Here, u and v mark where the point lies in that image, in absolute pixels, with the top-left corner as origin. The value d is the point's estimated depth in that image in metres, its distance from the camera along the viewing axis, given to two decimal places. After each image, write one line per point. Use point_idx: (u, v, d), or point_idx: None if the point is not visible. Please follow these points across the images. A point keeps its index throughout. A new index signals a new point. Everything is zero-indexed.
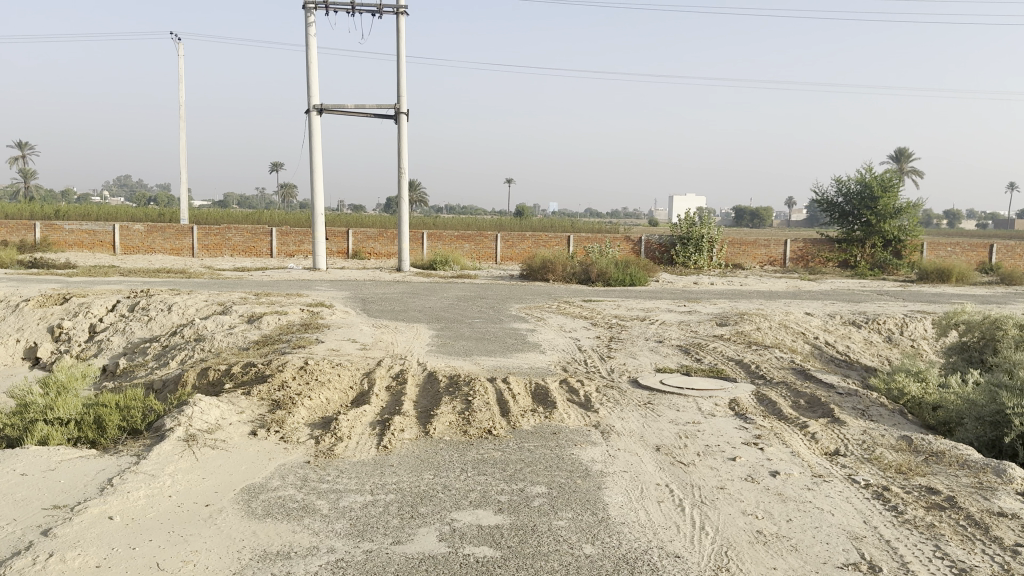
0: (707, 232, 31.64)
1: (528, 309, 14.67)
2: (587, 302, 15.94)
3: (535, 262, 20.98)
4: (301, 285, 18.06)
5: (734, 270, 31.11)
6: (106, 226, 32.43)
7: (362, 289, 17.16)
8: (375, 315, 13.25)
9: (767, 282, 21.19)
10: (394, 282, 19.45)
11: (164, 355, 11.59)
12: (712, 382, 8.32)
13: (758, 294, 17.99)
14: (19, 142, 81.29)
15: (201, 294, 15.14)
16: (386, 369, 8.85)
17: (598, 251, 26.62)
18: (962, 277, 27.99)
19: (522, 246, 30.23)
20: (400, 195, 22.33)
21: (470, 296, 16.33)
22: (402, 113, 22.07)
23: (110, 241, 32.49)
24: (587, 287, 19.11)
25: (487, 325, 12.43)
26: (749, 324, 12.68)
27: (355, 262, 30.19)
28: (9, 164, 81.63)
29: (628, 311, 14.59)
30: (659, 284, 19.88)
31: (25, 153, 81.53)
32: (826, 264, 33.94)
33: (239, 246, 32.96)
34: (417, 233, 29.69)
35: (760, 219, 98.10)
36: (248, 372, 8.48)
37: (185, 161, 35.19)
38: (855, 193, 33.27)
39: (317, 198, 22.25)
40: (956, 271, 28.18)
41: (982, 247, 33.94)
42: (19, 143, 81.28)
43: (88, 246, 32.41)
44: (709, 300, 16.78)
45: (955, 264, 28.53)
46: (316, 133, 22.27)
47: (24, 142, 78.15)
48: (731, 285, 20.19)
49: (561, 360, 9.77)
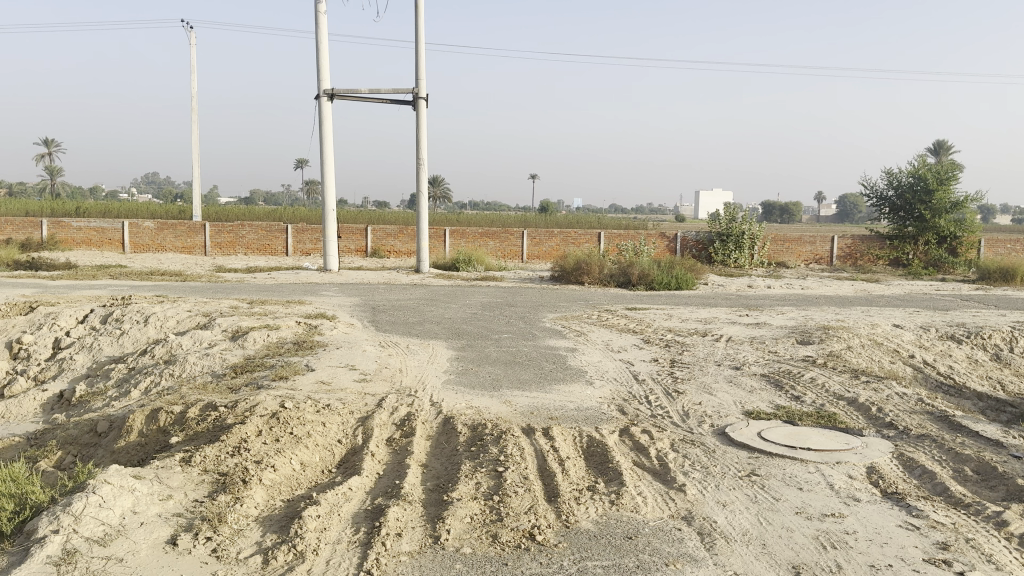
0: (749, 228, 29.21)
1: (565, 321, 12.50)
2: (632, 311, 13.75)
3: (568, 262, 18.77)
4: (307, 289, 16.05)
5: (777, 270, 28.66)
6: (115, 224, 30.72)
7: (374, 296, 15.05)
8: (386, 330, 11.17)
9: (830, 285, 18.75)
10: (411, 286, 17.34)
11: (127, 381, 9.57)
12: (831, 439, 6.09)
13: (827, 302, 15.64)
14: (44, 141, 81.20)
15: (187, 302, 13.12)
16: (389, 413, 6.71)
17: (633, 250, 24.34)
18: None
19: (550, 244, 28.02)
20: (419, 189, 20.24)
21: (496, 304, 14.15)
22: (421, 97, 19.96)
23: (119, 239, 30.77)
24: (628, 292, 16.89)
25: (517, 343, 10.26)
26: (837, 343, 10.40)
27: (373, 262, 28.22)
28: (35, 161, 81.47)
29: (683, 323, 12.33)
30: (708, 288, 17.59)
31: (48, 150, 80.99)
32: (875, 263, 31.32)
33: (252, 245, 31.11)
34: (437, 230, 27.65)
35: (791, 215, 94.69)
36: (205, 419, 6.38)
37: (197, 156, 33.44)
38: (908, 186, 30.68)
39: (329, 192, 20.27)
40: None
41: None
42: (44, 142, 81.15)
43: (96, 244, 30.74)
44: (772, 308, 14.45)
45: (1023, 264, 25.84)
46: (327, 120, 20.28)
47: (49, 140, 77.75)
48: (790, 289, 17.80)
49: (616, 397, 7.58)
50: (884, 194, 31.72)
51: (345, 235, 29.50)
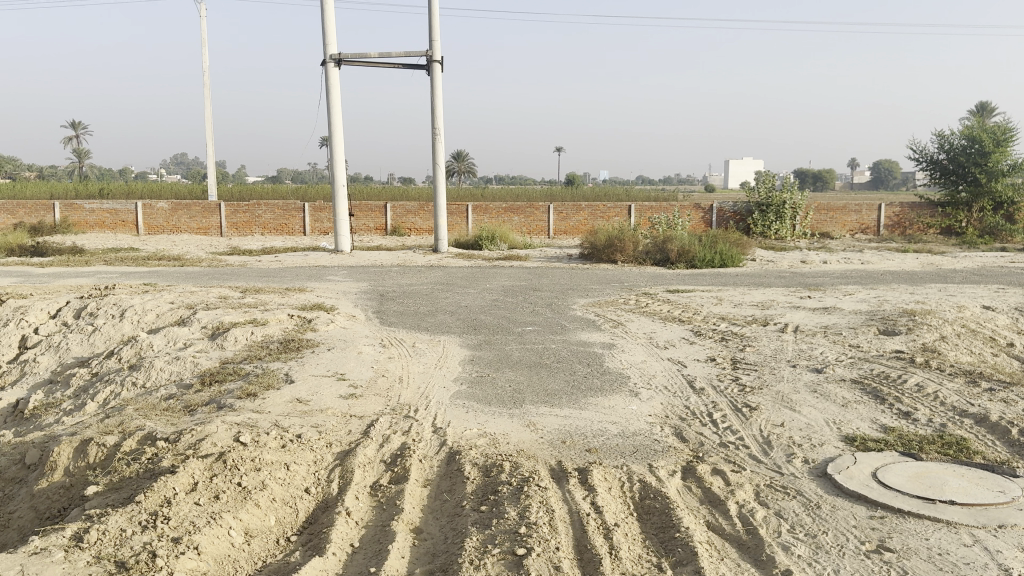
0: (790, 197, 27.19)
1: (599, 308, 10.87)
2: (675, 294, 12.08)
3: (599, 238, 17.03)
4: (312, 273, 14.57)
5: (822, 242, 26.62)
6: (128, 205, 29.53)
7: (385, 280, 13.53)
8: (392, 323, 9.64)
9: (892, 259, 16.81)
10: (428, 268, 15.81)
11: (87, 389, 8.16)
12: (977, 485, 4.42)
13: (894, 280, 13.81)
14: (70, 124, 81.12)
15: (174, 292, 11.69)
16: (377, 444, 5.16)
17: (666, 223, 22.52)
18: None
19: (578, 218, 26.31)
20: (437, 163, 18.63)
21: (519, 289, 12.54)
22: (435, 61, 18.25)
23: (133, 221, 29.59)
24: (666, 271, 15.20)
25: (544, 338, 8.66)
26: (929, 333, 8.64)
27: (393, 240, 26.74)
28: (64, 144, 81.73)
29: (737, 309, 10.62)
30: (755, 265, 15.81)
31: (75, 133, 80.81)
32: (925, 232, 28.97)
33: (269, 225, 29.74)
34: (459, 207, 26.05)
35: (824, 182, 91.28)
36: (137, 461, 4.90)
37: (211, 133, 32.05)
38: (960, 149, 28.38)
39: (340, 168, 18.77)
40: None
41: None
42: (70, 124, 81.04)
43: (110, 226, 29.57)
44: (834, 289, 12.66)
45: None
46: (334, 88, 18.68)
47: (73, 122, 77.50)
48: (848, 265, 15.91)
49: (670, 414, 5.96)
50: (934, 158, 29.38)
51: (363, 212, 28.05)
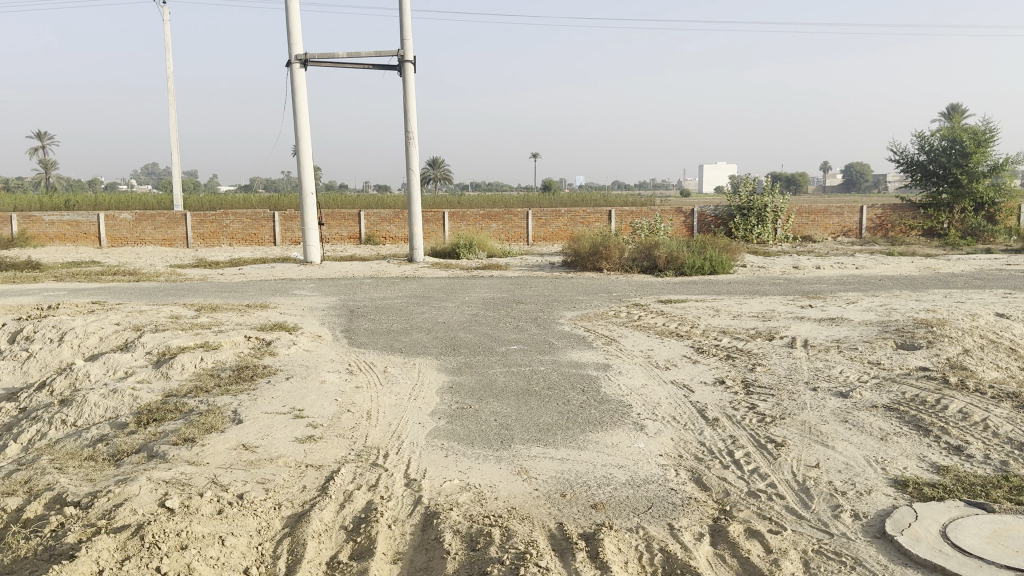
0: (772, 201, 26.59)
1: (588, 322, 10.02)
2: (668, 305, 11.27)
3: (582, 246, 16.22)
4: (278, 287, 13.57)
5: (805, 246, 26.03)
6: (90, 216, 28.23)
7: (355, 294, 12.59)
8: (362, 343, 8.71)
9: (885, 264, 16.15)
10: (402, 279, 14.90)
11: (10, 428, 7.13)
12: None
13: (893, 286, 13.11)
14: (36, 136, 79.24)
15: (122, 312, 10.65)
16: (336, 504, 4.25)
17: (649, 228, 21.77)
18: None
19: (557, 224, 25.50)
20: (411, 168, 17.74)
21: (500, 302, 11.66)
22: (407, 61, 17.35)
23: (95, 233, 28.29)
24: (654, 279, 14.40)
25: (531, 360, 7.78)
26: (951, 346, 7.88)
27: (367, 250, 25.75)
28: (31, 155, 79.88)
29: (737, 321, 9.82)
30: (746, 272, 15.07)
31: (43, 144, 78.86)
32: (908, 234, 28.26)
33: (238, 235, 28.60)
34: (435, 214, 25.16)
35: (797, 185, 91.41)
36: (36, 536, 3.95)
37: (176, 141, 30.86)
38: (941, 150, 27.97)
39: (308, 175, 17.81)
40: None
41: None
42: (37, 136, 79.14)
43: (70, 239, 28.24)
44: (834, 297, 11.93)
45: None
46: (301, 91, 17.74)
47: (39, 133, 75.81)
48: (842, 271, 15.22)
49: (685, 453, 5.10)
50: (914, 159, 28.95)
51: (336, 221, 27.04)
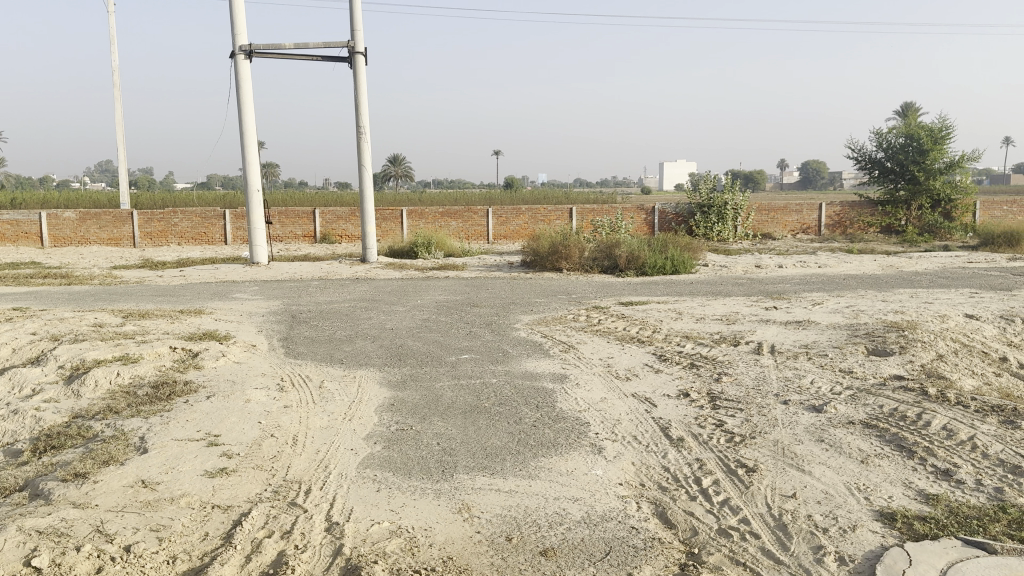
0: (732, 198, 26.36)
1: (545, 327, 9.45)
2: (630, 307, 10.77)
3: (540, 245, 15.66)
4: (219, 290, 12.79)
5: (766, 243, 25.83)
6: (31, 214, 26.90)
7: (300, 298, 11.87)
8: (300, 354, 8.04)
9: (847, 263, 15.88)
10: (352, 281, 14.20)
11: None
12: None
13: (857, 285, 12.78)
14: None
15: (43, 319, 9.80)
16: (241, 557, 3.61)
17: (609, 226, 21.31)
18: None
19: (517, 222, 24.94)
20: (363, 165, 17.03)
21: (454, 305, 11.04)
22: (358, 52, 16.62)
23: (36, 232, 26.97)
24: (615, 279, 13.90)
25: (481, 371, 7.18)
26: (925, 352, 7.48)
27: (321, 249, 24.90)
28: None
29: (701, 325, 9.34)
30: (709, 272, 14.65)
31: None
32: (866, 231, 28.21)
33: (187, 234, 27.48)
34: (392, 212, 24.41)
35: (755, 182, 92.13)
36: None
37: (122, 137, 29.61)
38: (899, 147, 28.01)
39: (255, 171, 17.01)
40: None
41: None
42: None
43: (9, 238, 26.88)
44: (799, 298, 11.54)
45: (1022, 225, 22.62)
46: (247, 83, 16.92)
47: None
48: (805, 270, 14.89)
49: (647, 482, 4.55)
50: (873, 156, 28.97)
51: (290, 219, 26.13)
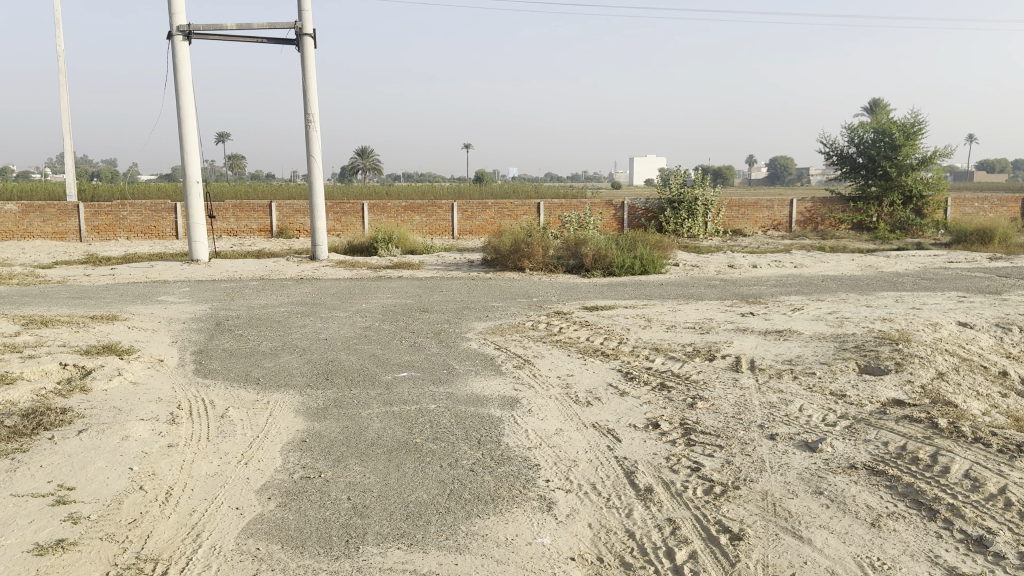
0: (702, 193, 25.58)
1: (498, 337, 8.45)
2: (596, 312, 9.81)
3: (502, 242, 14.65)
4: (147, 292, 11.62)
5: (736, 240, 25.09)
6: None
7: (233, 301, 10.75)
8: (213, 371, 6.94)
9: (824, 262, 15.10)
10: (296, 281, 13.08)
11: None
12: None
13: (837, 288, 11.96)
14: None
15: None
16: None
17: (577, 221, 20.35)
18: (1007, 239, 21.36)
19: (483, 217, 23.91)
20: (311, 157, 15.96)
21: (401, 310, 9.99)
22: (306, 34, 15.46)
23: None
24: (580, 280, 12.96)
25: (419, 394, 6.15)
26: (925, 371, 6.61)
27: (277, 244, 23.63)
28: None
29: (673, 335, 8.41)
30: (680, 272, 13.77)
31: None
32: (837, 228, 27.49)
33: (136, 228, 25.63)
34: (352, 205, 23.23)
35: (724, 177, 91.89)
36: None
37: (68, 125, 27.97)
38: (871, 142, 27.43)
39: (195, 161, 15.97)
40: (1000, 231, 21.63)
41: (1013, 202, 27.77)
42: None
43: None
44: (777, 302, 10.69)
45: (995, 223, 22.07)
46: (186, 66, 15.70)
47: None
48: (781, 270, 14.06)
49: (605, 553, 3.58)
50: (845, 151, 28.38)
51: (245, 212, 24.79)
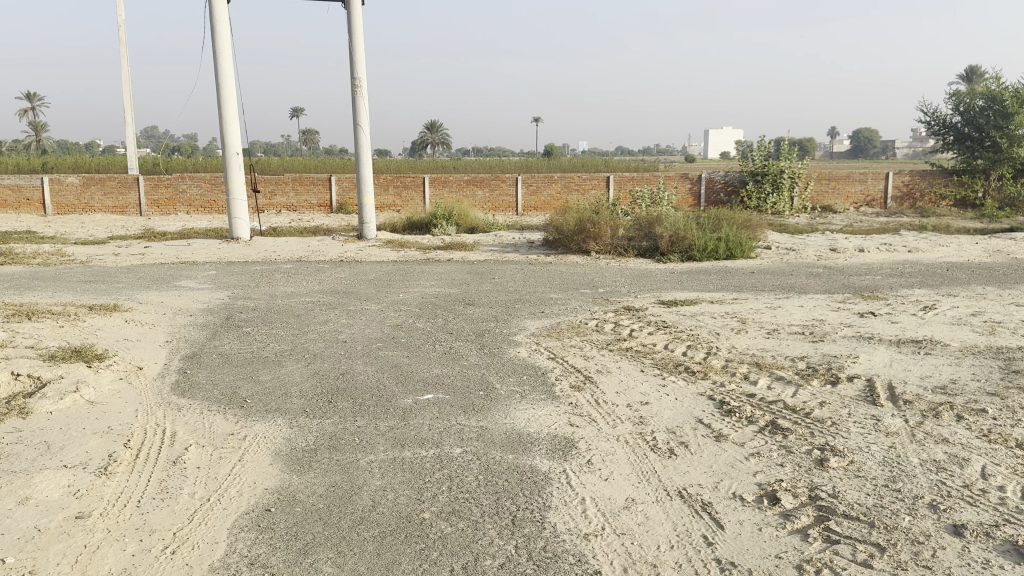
0: (789, 165, 23.21)
1: (554, 342, 6.85)
2: (677, 309, 8.12)
3: (566, 221, 12.95)
4: (172, 276, 10.44)
5: (826, 218, 22.72)
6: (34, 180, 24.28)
7: (258, 289, 9.46)
8: (197, 386, 5.56)
9: (944, 247, 12.91)
10: (335, 263, 11.73)
11: None
12: None
13: (968, 280, 9.90)
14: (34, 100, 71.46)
15: None
16: None
17: (650, 197, 18.47)
18: None
19: (549, 191, 22.22)
20: (358, 125, 14.63)
21: (442, 303, 8.48)
22: None
23: (39, 199, 24.46)
24: (657, 266, 11.24)
25: (442, 432, 4.59)
26: None
27: (333, 220, 22.50)
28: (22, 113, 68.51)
29: (778, 342, 6.66)
30: (772, 258, 11.88)
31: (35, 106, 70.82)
32: (937, 204, 24.37)
33: (196, 201, 24.66)
34: (412, 179, 21.91)
35: (805, 150, 87.26)
36: None
37: (129, 97, 27.35)
38: (980, 110, 24.48)
39: (234, 131, 14.87)
40: None
41: None
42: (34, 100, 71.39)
43: (12, 204, 24.39)
44: (898, 297, 8.78)
45: None
46: (224, 27, 14.58)
47: (32, 97, 69.90)
48: (893, 256, 11.99)
49: None
50: (947, 121, 25.47)
51: (304, 186, 23.69)
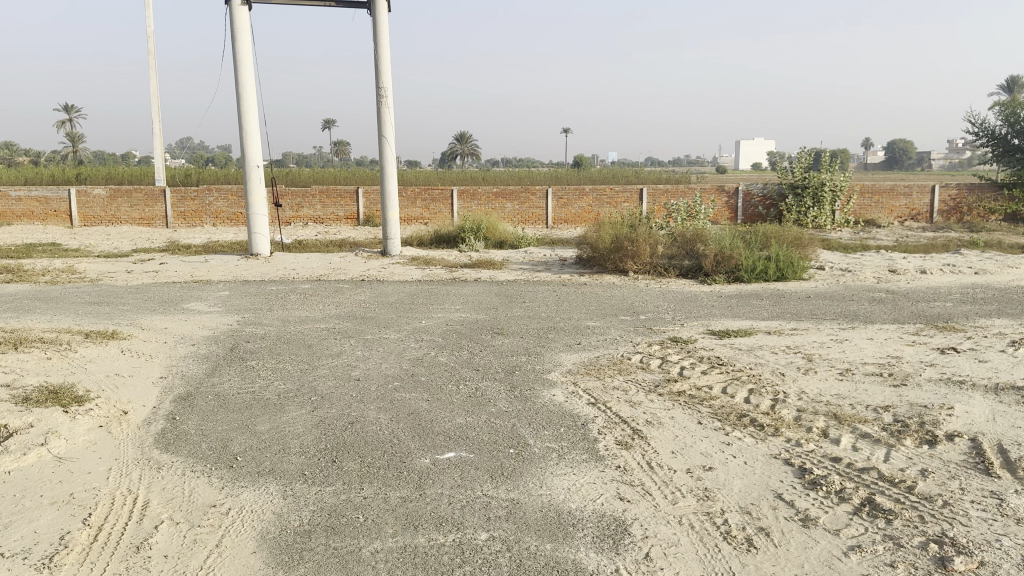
0: (831, 178, 22.12)
1: (595, 382, 6.01)
2: (732, 341, 7.24)
3: (602, 238, 12.13)
4: (183, 297, 9.80)
5: (872, 233, 21.57)
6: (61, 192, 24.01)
7: (270, 313, 8.75)
8: (185, 435, 4.83)
9: (1014, 268, 11.84)
10: (356, 283, 11.02)
11: None
12: None
13: None
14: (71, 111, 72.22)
15: None
16: None
17: (687, 210, 17.54)
18: None
19: (580, 204, 21.38)
20: (383, 136, 13.96)
21: (468, 332, 7.70)
22: None
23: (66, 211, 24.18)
24: (702, 288, 10.36)
25: (465, 507, 3.78)
26: None
27: (359, 234, 21.88)
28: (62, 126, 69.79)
29: (854, 385, 5.76)
30: (826, 280, 10.93)
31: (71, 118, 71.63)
32: (987, 219, 23.06)
33: (222, 214, 24.21)
34: (440, 192, 21.23)
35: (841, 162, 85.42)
36: None
37: (157, 109, 27.09)
38: None
39: (254, 143, 14.27)
40: None
41: None
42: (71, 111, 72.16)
43: (39, 216, 24.14)
44: (979, 329, 7.81)
45: None
46: (246, 35, 14.02)
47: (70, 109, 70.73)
48: (959, 278, 10.96)
49: None
50: (996, 132, 24.17)
51: (331, 199, 23.12)
